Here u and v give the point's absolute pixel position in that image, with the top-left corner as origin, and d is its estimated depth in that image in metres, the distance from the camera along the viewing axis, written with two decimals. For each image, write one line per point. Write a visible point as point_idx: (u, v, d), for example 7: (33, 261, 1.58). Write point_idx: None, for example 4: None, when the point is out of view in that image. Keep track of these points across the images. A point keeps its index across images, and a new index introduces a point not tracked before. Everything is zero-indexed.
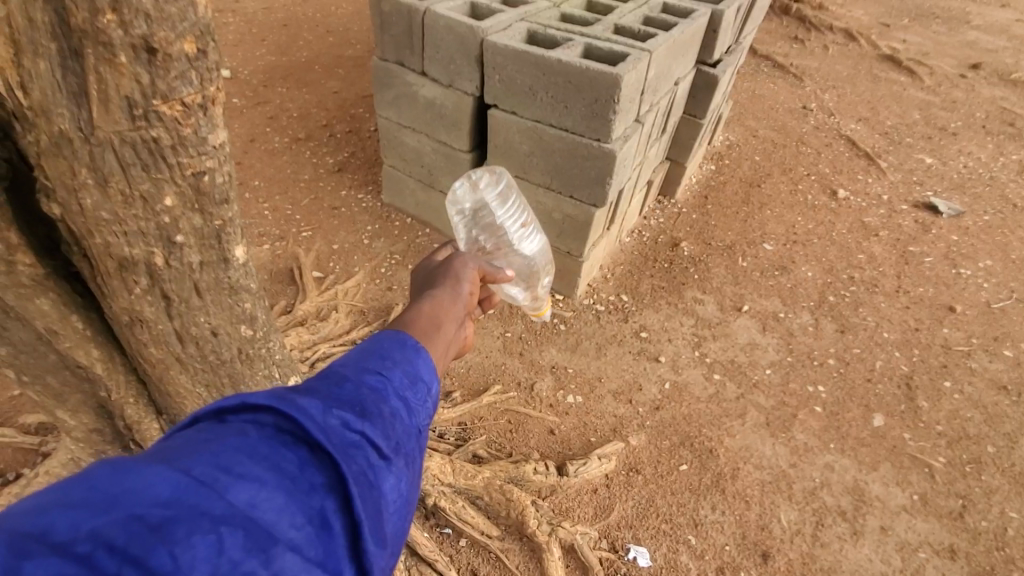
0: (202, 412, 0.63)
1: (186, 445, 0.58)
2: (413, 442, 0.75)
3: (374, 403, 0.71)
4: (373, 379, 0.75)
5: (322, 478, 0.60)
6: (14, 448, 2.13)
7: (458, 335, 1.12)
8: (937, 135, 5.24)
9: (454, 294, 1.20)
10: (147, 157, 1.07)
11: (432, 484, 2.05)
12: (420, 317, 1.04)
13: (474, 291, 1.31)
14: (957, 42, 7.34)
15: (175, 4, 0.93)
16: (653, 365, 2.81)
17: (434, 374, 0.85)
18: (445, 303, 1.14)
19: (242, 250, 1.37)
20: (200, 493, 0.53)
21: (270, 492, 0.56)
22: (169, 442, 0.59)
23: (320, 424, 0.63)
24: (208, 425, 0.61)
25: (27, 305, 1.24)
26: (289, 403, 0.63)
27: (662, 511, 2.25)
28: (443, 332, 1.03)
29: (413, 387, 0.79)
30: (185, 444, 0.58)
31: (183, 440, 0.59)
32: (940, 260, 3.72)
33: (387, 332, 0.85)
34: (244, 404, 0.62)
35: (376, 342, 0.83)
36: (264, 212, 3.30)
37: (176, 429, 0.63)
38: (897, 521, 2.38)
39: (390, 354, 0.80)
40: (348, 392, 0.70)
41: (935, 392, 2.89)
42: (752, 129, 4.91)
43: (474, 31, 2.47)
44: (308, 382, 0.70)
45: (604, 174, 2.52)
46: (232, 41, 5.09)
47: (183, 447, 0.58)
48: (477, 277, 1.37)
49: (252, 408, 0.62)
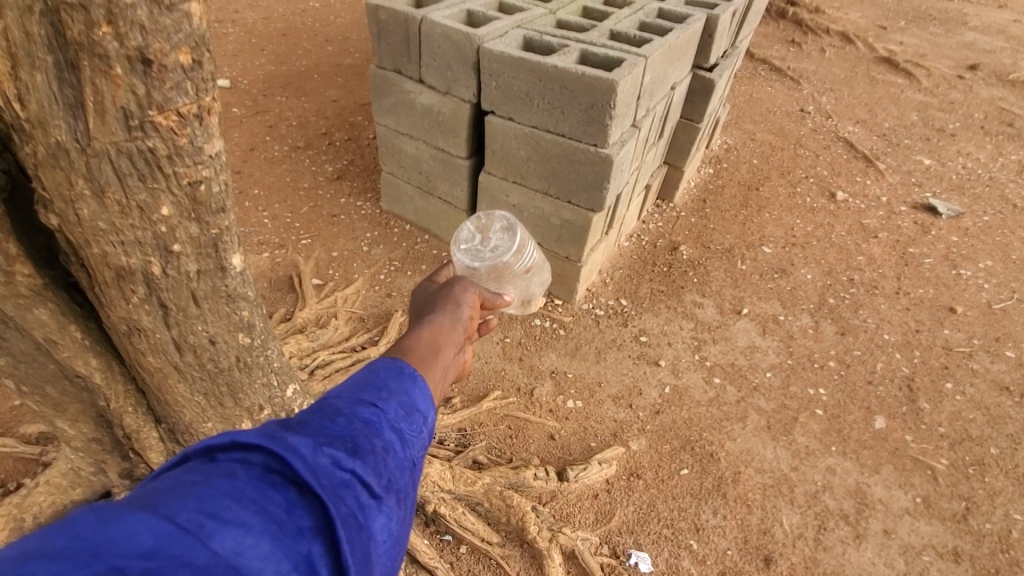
0: (191, 450, 0.62)
1: (173, 487, 0.57)
2: (405, 478, 0.75)
3: (366, 439, 0.72)
4: (366, 414, 0.76)
5: (309, 521, 0.60)
6: (14, 458, 2.13)
7: (457, 361, 1.13)
8: (936, 136, 5.24)
9: (453, 319, 1.21)
10: (143, 167, 1.08)
11: (432, 490, 2.05)
12: (419, 344, 1.05)
13: (473, 314, 1.32)
14: (954, 43, 7.36)
15: (170, 16, 0.94)
16: (653, 368, 2.81)
17: (429, 405, 0.87)
18: (443, 329, 1.15)
19: (239, 258, 1.38)
20: (184, 542, 0.52)
21: (256, 539, 0.55)
22: (156, 483, 0.58)
23: (310, 464, 0.62)
24: (196, 464, 0.60)
25: (25, 315, 1.24)
26: (279, 442, 0.63)
27: (663, 515, 2.25)
28: (441, 359, 1.04)
29: (408, 418, 0.80)
30: (172, 486, 0.57)
31: (170, 481, 0.58)
32: (940, 261, 3.72)
33: (385, 359, 0.89)
34: (234, 442, 0.62)
35: (372, 371, 0.85)
36: (263, 220, 3.31)
37: (164, 468, 0.62)
38: (900, 524, 2.36)
39: (386, 385, 0.83)
40: (340, 429, 0.71)
41: (937, 393, 2.88)
42: (750, 132, 4.92)
43: (470, 39, 2.49)
44: (301, 418, 0.70)
45: (602, 179, 2.53)
46: (232, 51, 5.13)
47: (170, 489, 0.57)
48: (478, 301, 1.38)
49: (241, 447, 0.62)
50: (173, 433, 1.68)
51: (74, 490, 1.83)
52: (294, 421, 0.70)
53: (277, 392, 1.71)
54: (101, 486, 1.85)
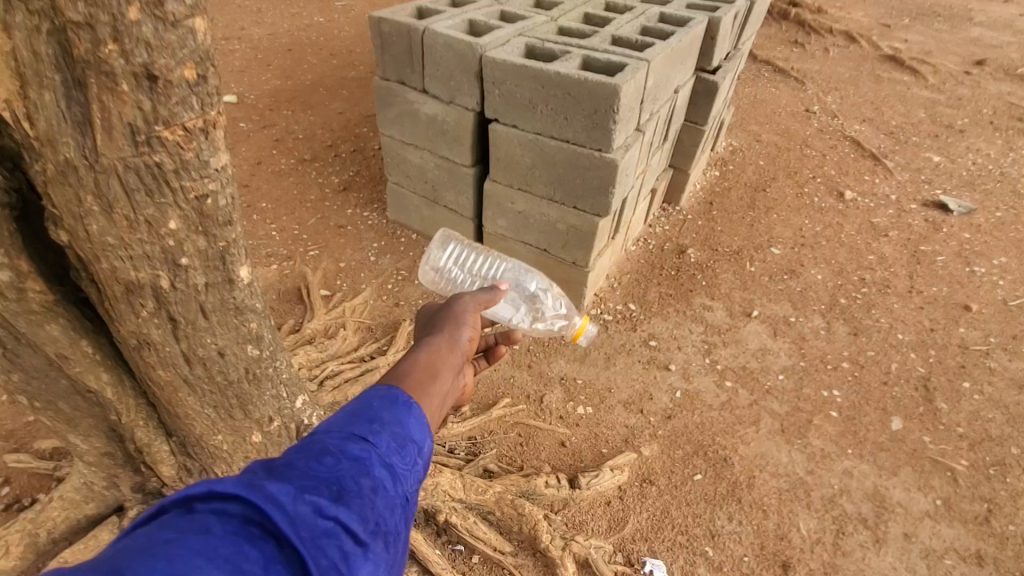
0: (168, 500, 0.61)
1: (144, 547, 0.55)
2: (394, 517, 0.76)
3: (353, 480, 0.72)
4: (355, 450, 0.76)
5: None
6: (29, 473, 2.15)
7: (456, 384, 1.14)
8: (944, 133, 5.19)
9: (453, 339, 1.21)
10: (150, 182, 1.09)
11: (443, 500, 2.02)
12: (416, 366, 1.05)
13: (474, 334, 1.32)
14: (960, 39, 7.30)
15: (175, 32, 0.95)
16: (663, 373, 2.78)
17: (423, 434, 0.87)
18: (441, 351, 1.15)
19: (246, 270, 1.39)
20: None
21: None
22: (130, 539, 0.57)
23: (289, 515, 0.62)
24: (173, 517, 0.59)
25: (37, 331, 1.26)
26: (259, 492, 0.62)
27: (677, 522, 2.22)
28: (440, 383, 1.04)
29: (401, 451, 0.81)
30: (145, 543, 0.56)
31: (144, 538, 0.57)
32: (953, 258, 3.67)
33: (379, 388, 0.90)
34: (212, 492, 0.61)
35: (366, 401, 0.86)
36: (271, 232, 3.33)
37: (142, 519, 0.61)
38: (920, 528, 2.31)
39: (378, 417, 0.83)
40: (326, 470, 0.71)
41: (954, 393, 2.83)
42: (755, 133, 4.90)
43: (473, 48, 2.50)
44: (286, 458, 0.70)
45: (606, 183, 2.52)
46: (239, 67, 5.20)
47: (142, 547, 0.55)
48: (478, 317, 1.38)
49: (220, 497, 0.61)
50: (184, 446, 1.68)
51: (88, 505, 1.84)
52: (279, 462, 0.70)
53: (287, 404, 1.71)
54: (114, 501, 1.86)
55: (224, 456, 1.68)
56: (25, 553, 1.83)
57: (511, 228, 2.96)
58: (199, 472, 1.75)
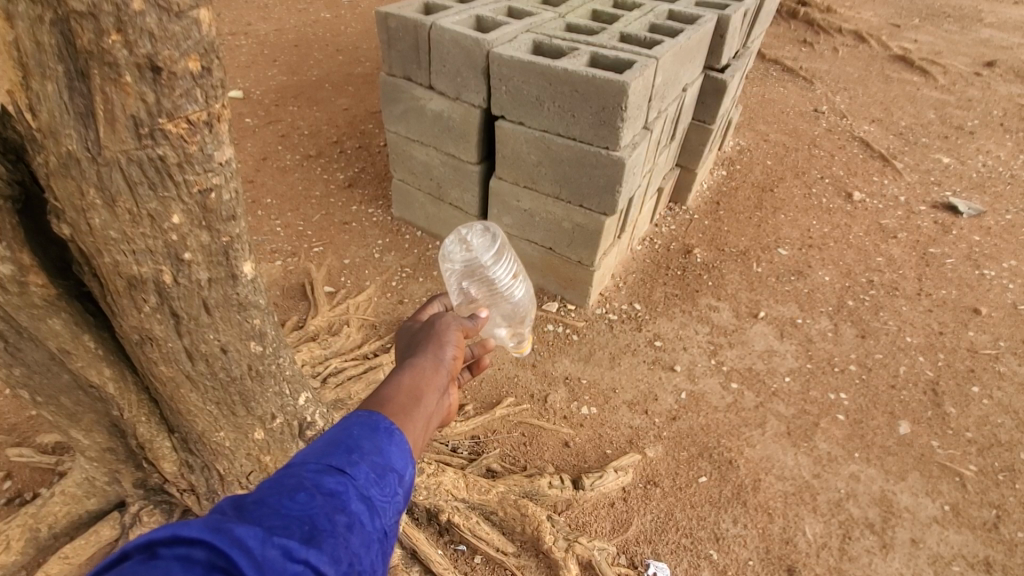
0: (132, 545, 0.60)
1: None
2: (370, 555, 0.74)
3: (327, 518, 0.71)
4: (331, 484, 0.75)
5: None
6: (31, 468, 2.14)
7: (441, 405, 1.12)
8: (954, 134, 5.15)
9: (436, 358, 1.19)
10: (153, 175, 1.07)
11: (445, 499, 2.00)
12: (399, 392, 1.03)
13: (458, 352, 1.29)
14: (970, 40, 7.23)
15: (179, 23, 0.94)
16: (669, 374, 2.76)
17: (404, 462, 0.86)
18: (425, 372, 1.13)
19: (250, 266, 1.37)
20: None
21: None
22: None
23: (256, 559, 0.62)
24: (135, 564, 0.58)
25: (39, 325, 1.25)
26: (225, 536, 0.62)
27: (681, 525, 2.20)
28: (422, 407, 1.03)
29: (379, 482, 0.80)
30: None
31: None
32: (962, 261, 3.62)
33: (360, 414, 0.89)
34: (176, 537, 0.60)
35: (345, 429, 0.85)
36: (276, 228, 3.32)
37: (105, 564, 0.60)
38: (928, 533, 2.29)
39: (357, 446, 0.82)
40: (299, 508, 0.69)
41: (963, 397, 2.80)
42: (763, 133, 4.86)
43: (480, 44, 2.48)
44: (257, 496, 0.69)
45: (613, 182, 2.50)
46: (245, 62, 5.18)
47: None
48: (462, 336, 1.35)
49: (185, 541, 0.60)
50: (185, 442, 1.66)
51: (89, 500, 1.83)
52: (250, 500, 0.69)
53: (290, 401, 1.70)
54: (116, 496, 1.85)
55: (226, 453, 1.67)
56: (25, 548, 1.84)
57: (516, 226, 2.94)
58: (200, 468, 1.73)
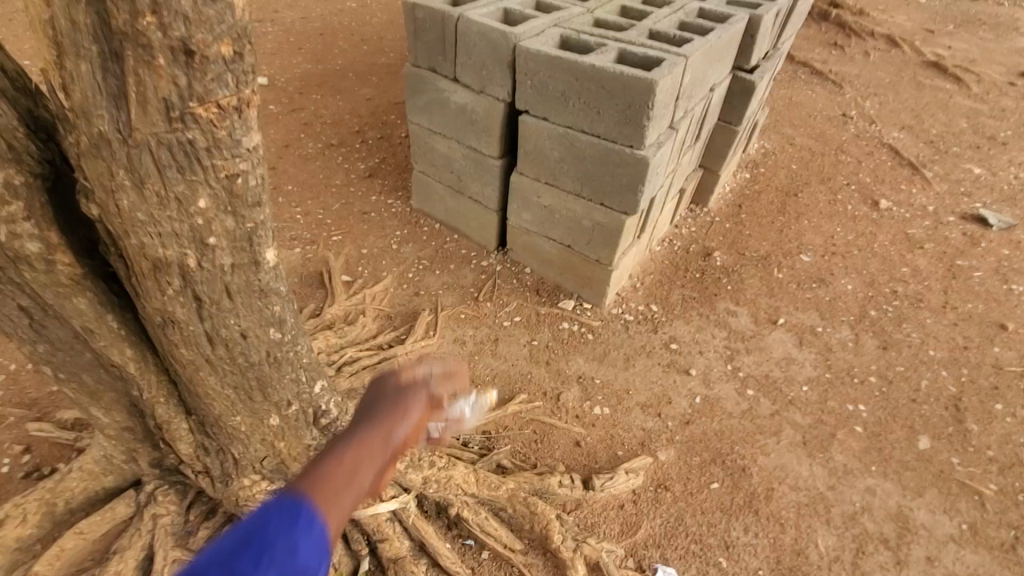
0: None
1: None
2: None
3: None
4: None
5: None
6: (50, 443, 2.19)
7: (385, 477, 1.06)
8: (986, 145, 5.02)
9: (394, 424, 1.12)
10: (182, 159, 1.08)
11: (455, 493, 2.01)
12: (335, 465, 0.99)
13: (426, 408, 1.20)
14: (1007, 49, 7.03)
15: (214, 6, 0.93)
16: (684, 378, 2.73)
17: (317, 562, 0.84)
18: (374, 442, 1.07)
19: (273, 253, 1.36)
20: None
21: None
22: None
23: None
24: None
25: (65, 303, 1.27)
26: None
27: (691, 530, 2.18)
28: (356, 487, 0.97)
29: None
30: None
31: None
32: (990, 275, 3.54)
33: (279, 501, 0.87)
34: None
35: (262, 519, 0.83)
36: (296, 215, 3.34)
37: None
38: (944, 552, 2.24)
39: (267, 544, 0.80)
40: None
41: (986, 414, 2.73)
42: (788, 136, 4.77)
43: (506, 37, 2.46)
44: None
45: (635, 181, 2.47)
46: (271, 49, 5.20)
47: None
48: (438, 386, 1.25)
49: None
50: (202, 425, 1.67)
51: (106, 477, 1.88)
52: None
53: (306, 388, 1.69)
54: (132, 474, 1.89)
55: (241, 438, 1.68)
56: (42, 522, 1.86)
57: (535, 222, 2.92)
58: (216, 451, 1.73)
